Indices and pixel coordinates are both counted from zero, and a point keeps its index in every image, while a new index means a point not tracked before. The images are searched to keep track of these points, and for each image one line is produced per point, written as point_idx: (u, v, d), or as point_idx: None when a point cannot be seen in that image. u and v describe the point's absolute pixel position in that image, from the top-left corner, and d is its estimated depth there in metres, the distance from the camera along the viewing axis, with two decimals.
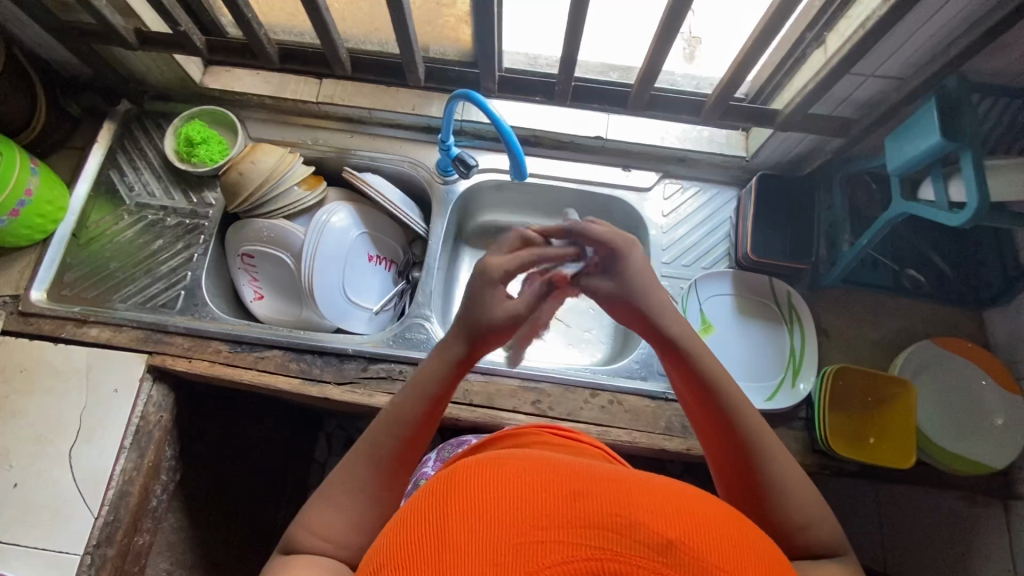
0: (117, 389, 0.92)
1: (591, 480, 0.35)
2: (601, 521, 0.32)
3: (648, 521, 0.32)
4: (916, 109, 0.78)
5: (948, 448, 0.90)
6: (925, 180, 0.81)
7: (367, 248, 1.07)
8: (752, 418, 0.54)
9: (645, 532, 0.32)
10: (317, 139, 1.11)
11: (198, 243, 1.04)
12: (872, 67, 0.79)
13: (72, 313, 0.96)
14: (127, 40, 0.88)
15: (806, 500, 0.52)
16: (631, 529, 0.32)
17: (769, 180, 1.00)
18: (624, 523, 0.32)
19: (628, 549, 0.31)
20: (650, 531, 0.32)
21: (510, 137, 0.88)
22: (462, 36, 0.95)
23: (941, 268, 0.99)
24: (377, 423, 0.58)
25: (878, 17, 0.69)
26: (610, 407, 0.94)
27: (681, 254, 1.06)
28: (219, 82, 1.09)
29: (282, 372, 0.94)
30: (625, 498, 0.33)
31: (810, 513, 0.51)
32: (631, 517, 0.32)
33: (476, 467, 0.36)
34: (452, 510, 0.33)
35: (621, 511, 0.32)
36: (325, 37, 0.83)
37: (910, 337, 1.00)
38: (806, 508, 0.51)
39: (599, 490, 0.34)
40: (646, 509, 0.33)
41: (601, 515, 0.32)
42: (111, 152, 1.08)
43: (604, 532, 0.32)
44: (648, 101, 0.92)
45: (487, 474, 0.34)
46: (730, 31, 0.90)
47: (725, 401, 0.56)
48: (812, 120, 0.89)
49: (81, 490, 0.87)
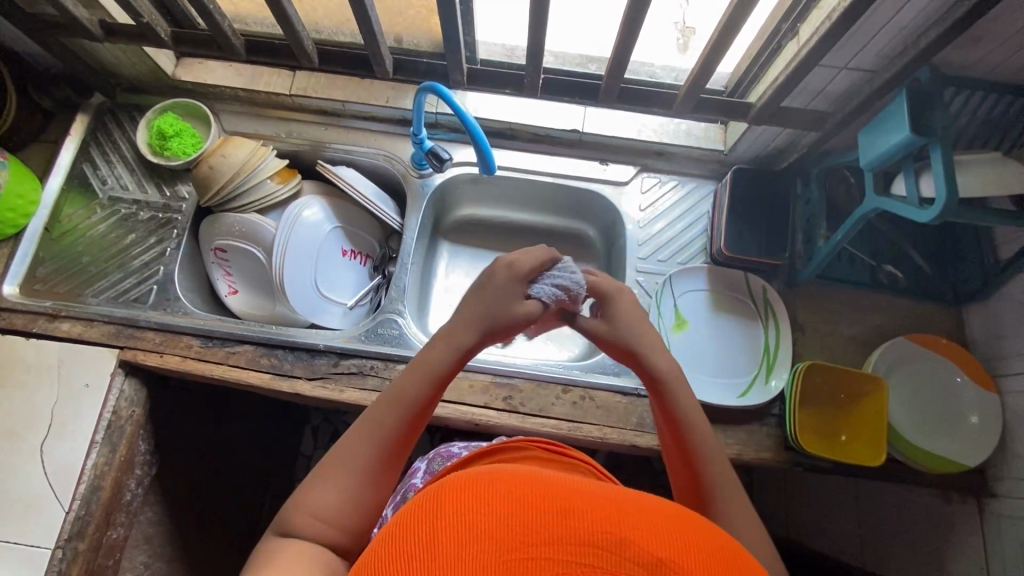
0: (88, 384, 0.92)
1: (583, 498, 0.36)
2: (591, 539, 0.33)
3: (636, 538, 0.34)
4: (888, 103, 0.76)
5: (921, 446, 0.89)
6: (898, 175, 0.80)
7: (341, 242, 1.07)
8: (704, 431, 0.60)
9: (637, 550, 0.33)
10: (291, 132, 1.09)
11: (170, 236, 1.04)
12: (844, 59, 0.77)
13: (44, 307, 0.96)
14: (92, 32, 0.87)
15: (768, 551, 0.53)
16: (622, 547, 0.33)
17: (745, 174, 0.99)
18: (617, 540, 0.34)
19: (618, 566, 0.33)
20: (641, 549, 0.33)
21: (475, 130, 0.86)
22: (433, 27, 0.94)
23: (919, 264, 0.98)
24: (379, 403, 0.58)
25: (844, 9, 0.67)
26: (582, 403, 0.94)
27: (657, 248, 1.05)
28: (192, 74, 1.08)
29: (253, 367, 0.94)
30: (615, 515, 0.35)
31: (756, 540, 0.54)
32: (621, 535, 0.34)
33: (467, 482, 0.37)
34: (443, 522, 0.34)
35: (612, 528, 0.34)
36: (289, 29, 0.81)
37: (887, 333, 0.99)
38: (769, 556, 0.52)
39: (590, 508, 0.36)
40: (639, 527, 0.35)
41: (592, 532, 0.34)
42: (85, 145, 1.07)
43: (596, 550, 0.33)
44: (619, 93, 0.91)
45: (478, 489, 0.36)
46: (705, 26, 0.88)
47: (688, 418, 0.61)
48: (787, 114, 0.87)
49: (52, 484, 0.88)
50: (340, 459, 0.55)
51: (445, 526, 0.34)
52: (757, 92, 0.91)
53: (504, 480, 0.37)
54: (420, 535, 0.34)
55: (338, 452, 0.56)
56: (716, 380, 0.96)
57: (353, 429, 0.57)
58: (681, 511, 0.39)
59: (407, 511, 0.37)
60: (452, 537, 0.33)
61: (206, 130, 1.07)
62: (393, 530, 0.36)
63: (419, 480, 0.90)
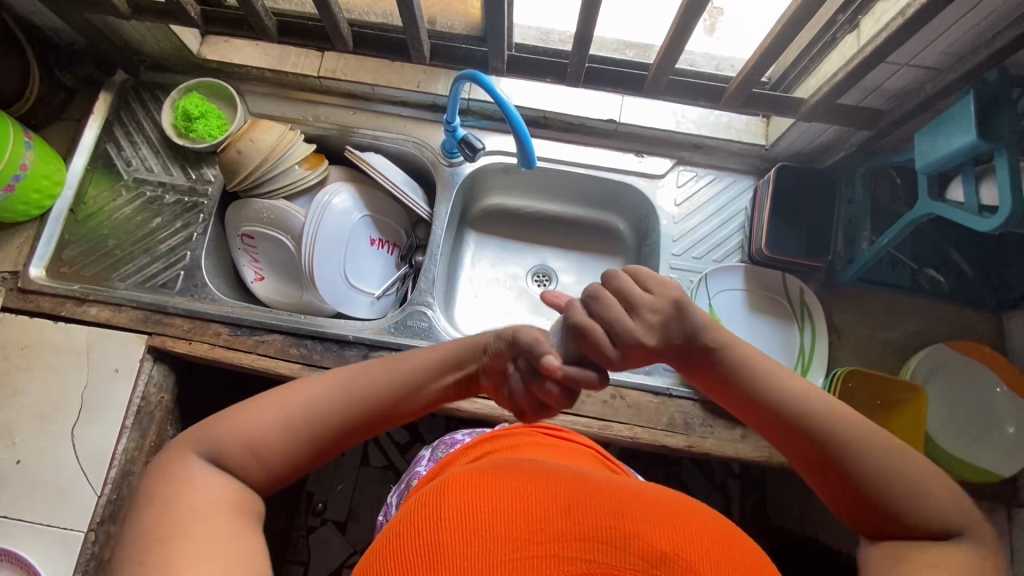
0: (117, 369, 0.92)
1: (579, 500, 0.41)
2: (595, 534, 0.38)
3: (637, 531, 0.38)
4: (953, 103, 0.73)
5: (958, 455, 0.87)
6: (956, 178, 0.77)
7: (369, 231, 1.05)
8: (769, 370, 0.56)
9: (637, 542, 0.38)
10: (318, 115, 1.06)
11: (197, 221, 1.02)
12: (907, 56, 0.73)
13: (72, 291, 0.95)
14: (118, 9, 0.84)
15: (908, 469, 0.49)
16: (622, 540, 0.38)
17: (789, 171, 0.95)
18: (619, 534, 0.38)
19: (624, 561, 0.36)
20: (642, 542, 0.37)
21: (516, 119, 0.83)
22: (470, 9, 0.89)
23: (962, 267, 0.95)
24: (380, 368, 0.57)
25: (920, 4, 0.63)
26: (613, 402, 0.93)
27: (692, 245, 1.03)
28: (217, 53, 1.05)
29: (282, 357, 0.93)
30: (616, 515, 0.40)
31: (931, 478, 0.49)
32: (623, 530, 0.38)
33: (475, 488, 0.42)
34: (455, 528, 0.38)
35: (615, 524, 0.39)
36: (325, 9, 0.78)
37: (924, 339, 0.97)
38: (918, 480, 0.49)
39: (584, 506, 0.41)
40: (641, 525, 0.39)
41: (592, 526, 0.38)
42: (108, 124, 1.05)
43: (601, 544, 0.37)
44: (666, 85, 0.88)
45: (485, 495, 0.41)
46: (756, 18, 0.84)
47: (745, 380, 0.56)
48: (840, 111, 0.84)
49: (84, 467, 0.88)
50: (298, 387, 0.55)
51: (456, 529, 0.38)
52: (806, 87, 0.87)
53: (506, 487, 0.42)
54: (431, 539, 0.38)
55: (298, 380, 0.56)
56: None
57: (334, 374, 0.56)
58: (672, 503, 0.44)
59: (414, 518, 0.41)
60: (465, 539, 0.38)
61: (232, 112, 1.04)
62: (405, 533, 0.40)
63: (422, 469, 0.86)
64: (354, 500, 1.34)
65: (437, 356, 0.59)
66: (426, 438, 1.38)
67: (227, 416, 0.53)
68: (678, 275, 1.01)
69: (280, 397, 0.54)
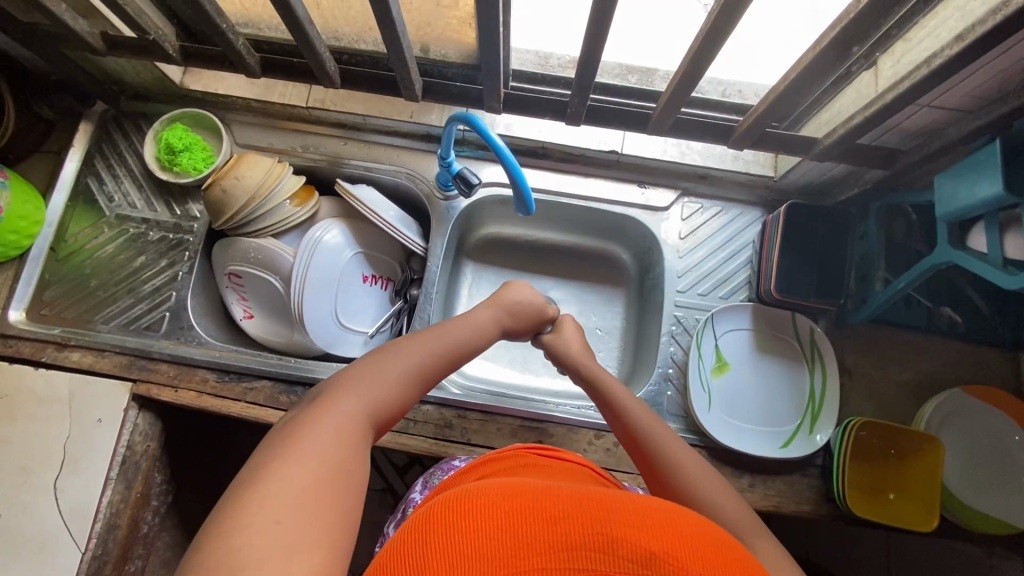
0: (101, 419, 0.88)
1: (562, 505, 0.39)
2: (582, 542, 0.36)
3: (625, 535, 0.37)
4: (977, 150, 0.69)
5: (973, 506, 0.84)
6: (979, 225, 0.73)
7: (361, 268, 1.01)
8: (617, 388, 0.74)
9: (627, 545, 0.36)
10: (307, 146, 1.02)
11: (182, 259, 0.98)
12: (929, 99, 0.69)
13: (53, 335, 0.92)
14: (93, 46, 0.80)
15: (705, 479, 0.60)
16: (611, 546, 0.36)
17: (801, 207, 0.90)
18: (607, 541, 0.36)
19: (616, 566, 0.35)
20: (631, 545, 0.36)
21: (509, 161, 0.78)
22: (465, 40, 0.84)
23: (979, 307, 0.91)
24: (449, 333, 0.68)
25: (949, 54, 0.58)
26: (616, 450, 0.89)
27: (697, 281, 0.99)
28: (200, 83, 1.00)
29: (271, 405, 0.90)
30: (602, 517, 0.38)
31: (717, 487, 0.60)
32: (611, 535, 0.37)
33: (452, 508, 0.40)
34: (437, 558, 0.36)
35: (601, 529, 0.37)
36: (309, 49, 0.74)
37: (938, 380, 0.93)
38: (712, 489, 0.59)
39: (568, 512, 0.38)
40: (627, 526, 0.38)
41: (578, 534, 0.37)
42: (89, 156, 1.01)
43: (590, 553, 0.36)
44: (672, 122, 0.84)
45: (464, 516, 0.39)
46: (767, 54, 0.79)
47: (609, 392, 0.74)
48: (855, 151, 0.79)
49: (67, 522, 0.84)
50: (397, 349, 0.63)
51: (439, 556, 0.36)
52: (818, 123, 0.83)
53: (486, 501, 0.40)
54: (416, 567, 0.36)
55: (384, 347, 0.64)
56: (758, 429, 0.91)
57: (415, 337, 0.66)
58: (659, 503, 0.42)
59: (393, 553, 0.39)
60: (451, 562, 0.36)
61: (218, 143, 1.00)
62: (389, 563, 0.38)
63: (419, 495, 0.82)
64: None
65: (478, 324, 0.73)
66: (425, 464, 1.35)
67: (344, 387, 0.56)
68: (683, 313, 0.97)
69: (383, 361, 0.61)
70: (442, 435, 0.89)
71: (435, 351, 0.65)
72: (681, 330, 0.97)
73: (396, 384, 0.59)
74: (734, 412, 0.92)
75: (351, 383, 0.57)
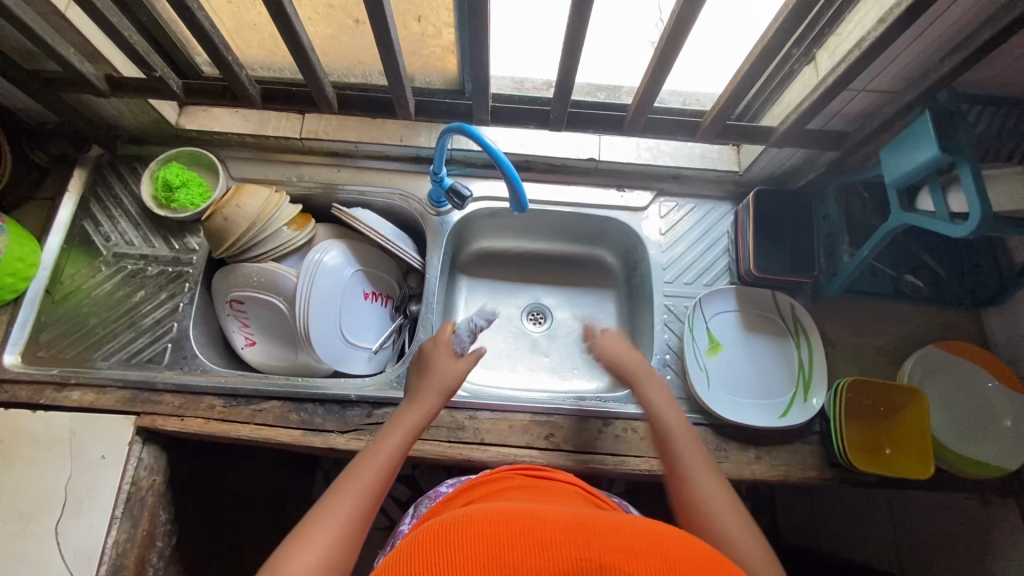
0: (105, 456, 0.86)
1: (556, 531, 0.41)
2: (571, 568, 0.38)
3: (613, 561, 0.38)
4: (910, 123, 0.78)
5: (964, 453, 0.89)
6: (923, 189, 0.82)
7: (362, 286, 1.04)
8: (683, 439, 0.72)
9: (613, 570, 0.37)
10: (302, 175, 1.07)
11: (182, 291, 0.99)
12: (864, 82, 0.79)
13: (51, 376, 0.90)
14: (98, 87, 0.84)
15: (744, 535, 0.59)
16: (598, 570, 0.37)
17: (766, 194, 0.99)
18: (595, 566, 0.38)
19: None
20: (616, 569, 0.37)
21: (506, 165, 0.84)
22: (448, 65, 0.92)
23: (936, 271, 1.00)
24: (382, 448, 0.66)
25: (872, 39, 0.69)
26: (626, 435, 0.92)
27: (682, 272, 1.05)
28: (195, 122, 1.05)
29: (282, 424, 0.90)
30: (590, 543, 0.39)
31: (744, 537, 0.59)
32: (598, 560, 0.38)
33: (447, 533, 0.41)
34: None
35: (589, 555, 0.38)
36: (311, 76, 0.80)
37: (912, 342, 1.00)
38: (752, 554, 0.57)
39: (559, 539, 0.40)
40: (614, 552, 0.39)
41: (569, 562, 0.38)
42: (84, 201, 1.03)
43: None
44: (645, 123, 0.92)
45: (459, 541, 0.40)
46: (724, 58, 0.88)
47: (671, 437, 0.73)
48: (808, 136, 0.89)
49: (71, 568, 0.81)
50: (343, 487, 0.60)
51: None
52: (773, 115, 0.93)
53: (479, 525, 0.41)
54: None
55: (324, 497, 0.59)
56: (756, 403, 0.95)
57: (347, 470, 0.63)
58: (647, 527, 0.43)
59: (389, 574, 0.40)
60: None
61: (214, 178, 1.04)
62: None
63: (404, 527, 0.80)
64: (359, 568, 1.27)
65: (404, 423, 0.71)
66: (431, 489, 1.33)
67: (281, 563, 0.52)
68: (673, 302, 1.03)
69: (322, 516, 0.57)
70: (455, 437, 0.90)
71: (379, 471, 0.63)
72: (673, 317, 1.02)
73: (343, 532, 0.56)
74: (733, 390, 0.96)
75: (288, 555, 0.53)
